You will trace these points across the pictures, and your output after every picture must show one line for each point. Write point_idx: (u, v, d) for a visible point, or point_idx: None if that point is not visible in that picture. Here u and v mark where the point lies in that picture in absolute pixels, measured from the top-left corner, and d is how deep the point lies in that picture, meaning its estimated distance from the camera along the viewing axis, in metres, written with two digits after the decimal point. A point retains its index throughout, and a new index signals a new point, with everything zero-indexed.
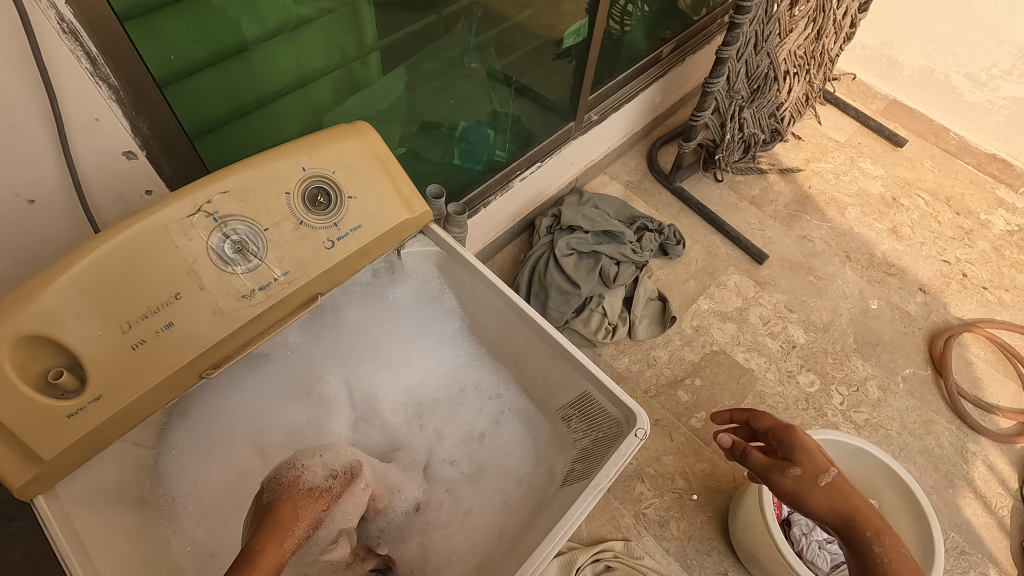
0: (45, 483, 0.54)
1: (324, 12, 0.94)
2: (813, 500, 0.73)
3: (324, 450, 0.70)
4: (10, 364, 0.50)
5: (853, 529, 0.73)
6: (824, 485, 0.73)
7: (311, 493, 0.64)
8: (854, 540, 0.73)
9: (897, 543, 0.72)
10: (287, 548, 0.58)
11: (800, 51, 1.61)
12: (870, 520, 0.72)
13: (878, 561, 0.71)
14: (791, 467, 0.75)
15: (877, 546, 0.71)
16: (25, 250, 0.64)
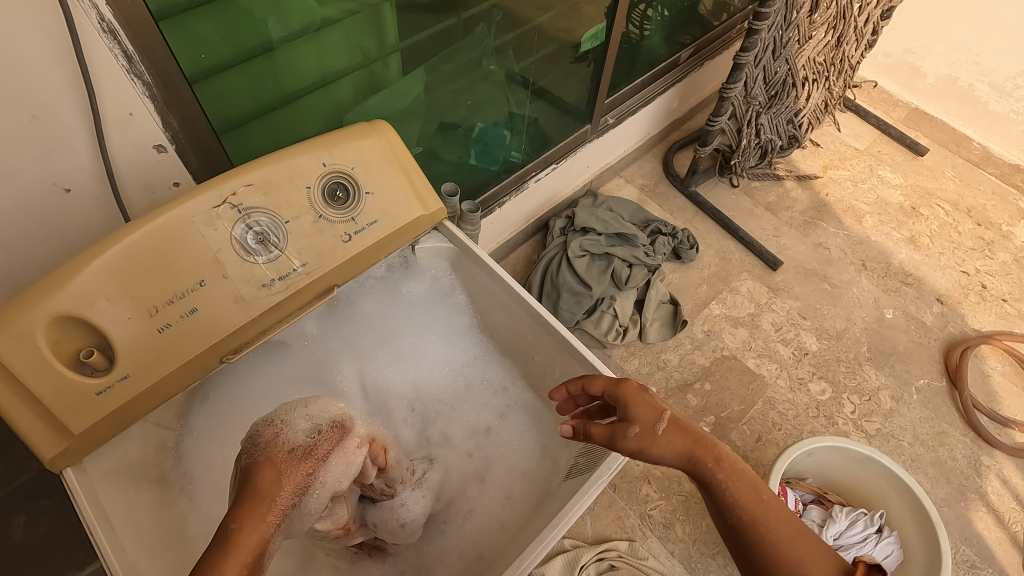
0: (74, 456, 0.57)
1: (348, 14, 0.97)
2: (661, 455, 0.59)
3: (309, 402, 0.65)
4: (45, 342, 0.53)
5: (711, 484, 0.59)
6: (665, 437, 0.59)
7: (294, 454, 0.59)
8: (715, 497, 0.59)
9: (750, 482, 0.59)
10: (270, 524, 0.51)
11: (819, 58, 1.60)
12: (728, 462, 0.59)
13: (747, 518, 0.58)
14: (629, 425, 0.60)
15: (741, 497, 0.58)
16: (62, 237, 0.67)
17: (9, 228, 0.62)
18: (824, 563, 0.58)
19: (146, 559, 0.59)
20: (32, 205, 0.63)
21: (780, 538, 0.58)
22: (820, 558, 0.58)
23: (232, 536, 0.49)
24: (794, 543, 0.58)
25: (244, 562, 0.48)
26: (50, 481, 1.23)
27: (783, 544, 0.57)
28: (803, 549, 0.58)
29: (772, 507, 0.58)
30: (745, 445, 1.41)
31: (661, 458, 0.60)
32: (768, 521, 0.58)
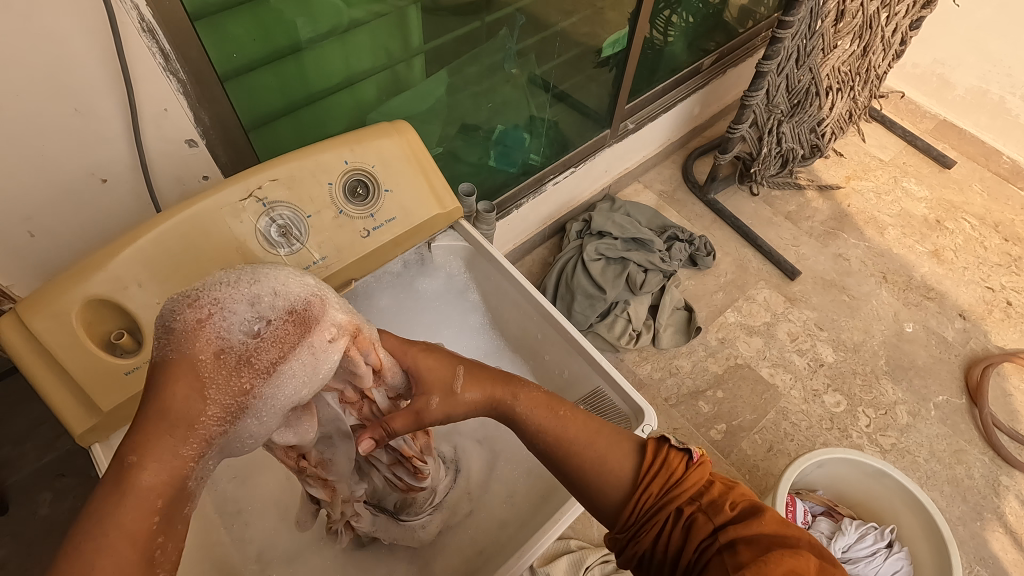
0: (101, 433, 0.60)
1: (374, 16, 1.00)
2: (466, 405, 0.59)
3: (258, 278, 0.48)
4: (79, 323, 0.56)
5: (514, 419, 0.60)
6: (464, 391, 0.59)
7: (224, 361, 0.44)
8: (522, 434, 0.60)
9: (547, 401, 0.60)
10: (189, 455, 0.42)
11: (844, 67, 1.59)
12: (522, 394, 0.60)
13: (549, 442, 0.58)
14: (427, 396, 0.59)
15: (538, 421, 0.59)
16: (97, 225, 0.71)
17: (50, 214, 0.66)
18: (627, 451, 0.58)
19: None
20: (71, 193, 0.66)
21: (581, 442, 0.58)
22: (620, 450, 0.58)
23: (129, 476, 0.40)
24: (595, 444, 0.58)
25: (153, 505, 0.40)
26: (76, 461, 1.28)
27: (584, 448, 0.58)
28: (604, 447, 0.58)
29: (566, 416, 0.59)
30: (755, 454, 1.40)
31: (466, 411, 0.60)
32: (566, 436, 0.58)
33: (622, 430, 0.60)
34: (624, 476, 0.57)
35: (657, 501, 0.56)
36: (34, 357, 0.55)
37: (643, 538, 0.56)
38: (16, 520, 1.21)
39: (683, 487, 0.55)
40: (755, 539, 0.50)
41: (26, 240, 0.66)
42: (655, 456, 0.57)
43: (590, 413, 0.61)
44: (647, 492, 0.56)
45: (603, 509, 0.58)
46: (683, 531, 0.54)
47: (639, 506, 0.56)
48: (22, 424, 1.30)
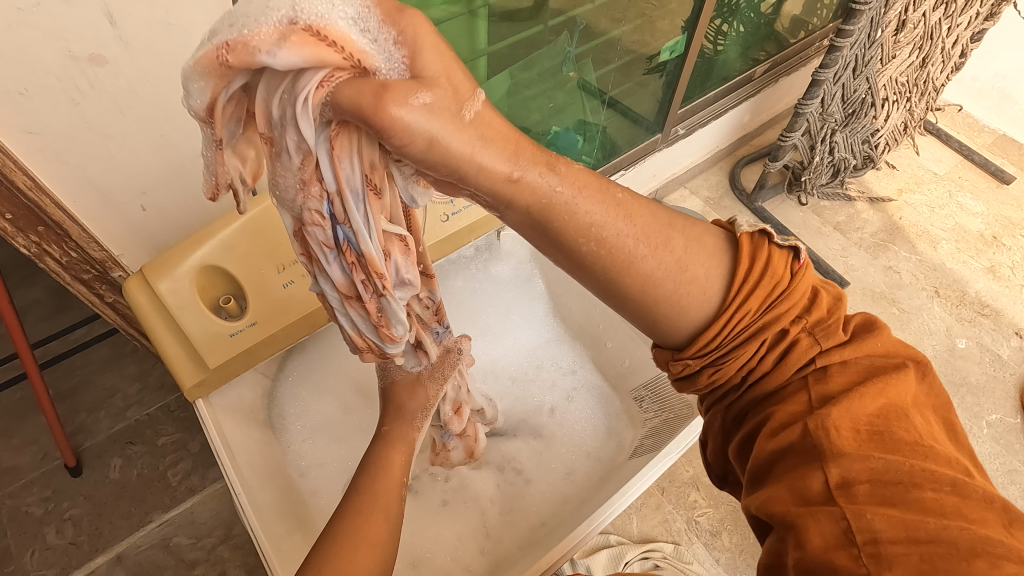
0: (205, 388, 0.66)
1: (445, 19, 1.06)
2: (457, 154, 0.40)
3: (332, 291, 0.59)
4: (194, 287, 0.61)
5: (546, 202, 0.42)
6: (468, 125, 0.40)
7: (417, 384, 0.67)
8: (565, 226, 0.43)
9: (597, 186, 0.44)
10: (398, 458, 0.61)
11: (902, 78, 1.57)
12: (560, 167, 0.43)
13: (597, 241, 0.44)
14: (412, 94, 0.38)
15: (598, 210, 0.43)
16: (198, 203, 0.76)
17: (162, 191, 0.72)
18: (721, 260, 0.49)
19: (260, 484, 0.67)
20: (180, 172, 0.72)
21: (651, 247, 0.46)
22: (708, 259, 0.48)
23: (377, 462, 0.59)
24: (675, 248, 0.47)
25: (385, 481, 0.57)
26: (143, 430, 1.37)
27: (665, 257, 0.46)
28: (694, 250, 0.47)
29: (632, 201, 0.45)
30: None
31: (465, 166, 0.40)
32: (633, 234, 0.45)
33: (708, 228, 0.49)
34: (711, 294, 0.48)
35: (752, 322, 0.49)
36: (156, 314, 0.60)
37: (728, 363, 0.51)
38: (89, 482, 1.29)
39: (789, 304, 0.50)
40: (852, 366, 0.50)
41: (139, 214, 0.72)
42: (756, 265, 0.49)
43: (660, 210, 0.47)
44: (748, 309, 0.49)
45: (673, 331, 0.50)
46: (779, 353, 0.50)
47: (730, 328, 0.49)
48: (97, 394, 1.41)
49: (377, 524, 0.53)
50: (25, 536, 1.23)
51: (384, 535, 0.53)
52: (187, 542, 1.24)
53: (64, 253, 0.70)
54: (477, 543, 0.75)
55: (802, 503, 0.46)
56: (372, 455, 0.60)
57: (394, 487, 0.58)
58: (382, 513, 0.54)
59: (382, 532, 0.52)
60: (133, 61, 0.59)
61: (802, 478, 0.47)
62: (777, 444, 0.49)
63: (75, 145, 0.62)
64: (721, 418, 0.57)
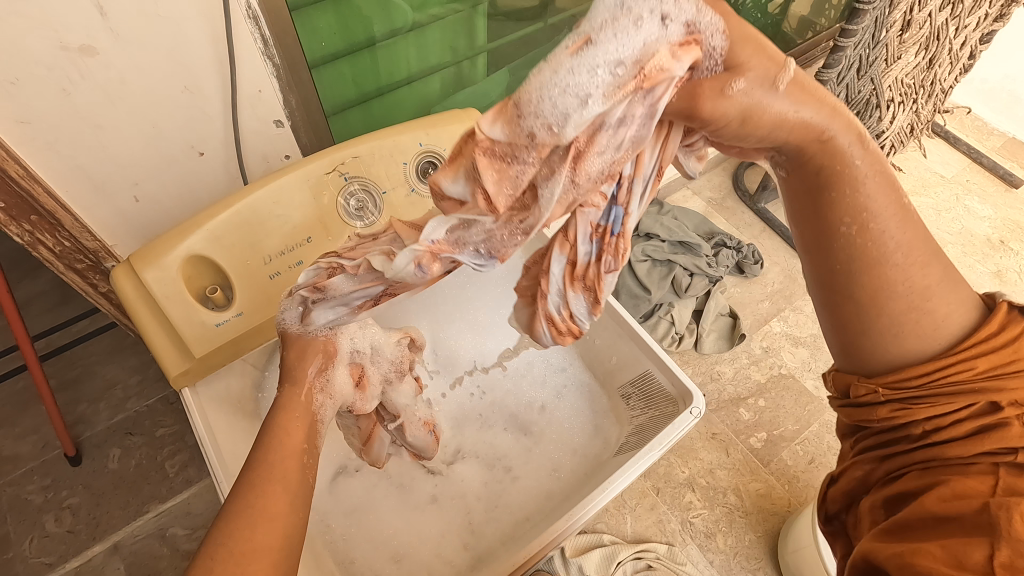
0: (191, 376, 0.66)
1: (436, 18, 1.03)
2: (774, 117, 0.41)
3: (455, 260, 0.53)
4: (181, 277, 0.62)
5: (829, 188, 0.45)
6: (787, 101, 0.41)
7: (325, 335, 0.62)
8: (836, 207, 0.46)
9: (890, 190, 0.46)
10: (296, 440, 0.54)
11: (907, 79, 1.55)
12: (867, 145, 0.45)
13: (858, 228, 0.46)
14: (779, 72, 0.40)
15: (878, 203, 0.46)
16: (191, 195, 0.77)
17: (155, 182, 0.73)
18: (966, 315, 0.51)
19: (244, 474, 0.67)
20: (173, 164, 0.72)
21: (907, 261, 0.47)
22: (959, 305, 0.50)
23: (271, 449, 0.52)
24: (931, 276, 0.48)
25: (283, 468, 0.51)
26: (143, 422, 1.38)
27: (913, 277, 0.48)
28: (945, 289, 0.49)
29: (914, 230, 0.48)
30: (797, 464, 1.37)
31: (770, 133, 0.43)
32: (899, 242, 0.47)
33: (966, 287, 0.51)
34: (942, 332, 0.50)
35: (973, 377, 0.50)
36: (142, 302, 0.61)
37: (924, 404, 0.51)
38: (88, 472, 1.31)
39: (1021, 387, 0.49)
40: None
41: (132, 204, 0.73)
42: (1001, 334, 0.50)
43: (935, 247, 0.49)
44: (973, 366, 0.50)
45: (889, 350, 0.51)
46: (981, 425, 0.50)
47: (944, 368, 0.50)
48: (98, 385, 1.43)
49: (274, 496, 0.48)
50: (24, 524, 1.25)
51: (288, 507, 0.49)
52: (183, 532, 1.25)
53: (57, 242, 0.72)
54: (460, 538, 0.75)
55: (958, 567, 0.47)
56: (269, 424, 0.55)
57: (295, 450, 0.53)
58: (278, 482, 0.49)
59: (281, 503, 0.48)
60: (124, 52, 0.60)
61: (964, 545, 0.48)
62: (941, 506, 0.50)
63: (68, 135, 0.63)
64: (875, 467, 0.58)
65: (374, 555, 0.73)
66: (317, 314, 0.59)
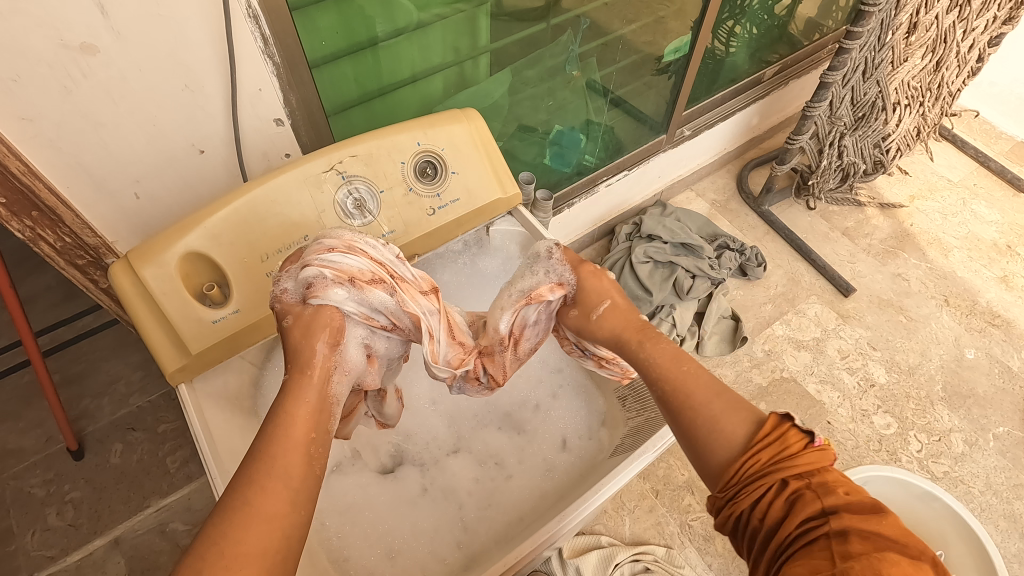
0: (188, 373, 0.66)
1: (440, 18, 1.03)
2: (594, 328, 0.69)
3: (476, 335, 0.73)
4: (179, 274, 0.62)
5: (637, 363, 0.65)
6: (602, 321, 0.69)
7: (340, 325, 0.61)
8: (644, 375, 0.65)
9: (674, 353, 0.63)
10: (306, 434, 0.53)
11: (914, 82, 1.54)
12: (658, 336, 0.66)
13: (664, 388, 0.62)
14: (600, 302, 0.69)
15: (660, 365, 0.63)
16: (192, 192, 0.77)
17: (155, 179, 0.73)
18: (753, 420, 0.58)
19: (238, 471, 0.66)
20: (174, 161, 0.73)
21: (695, 397, 0.59)
22: (739, 415, 0.57)
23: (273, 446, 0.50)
24: (713, 403, 0.58)
25: (286, 466, 0.50)
26: (145, 417, 1.39)
27: (699, 404, 0.59)
28: (723, 408, 0.58)
29: (692, 372, 0.61)
30: None
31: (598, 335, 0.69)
32: (677, 385, 0.61)
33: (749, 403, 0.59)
34: (737, 439, 0.56)
35: (764, 467, 0.54)
36: (141, 299, 0.61)
37: (742, 498, 0.54)
38: (90, 467, 1.32)
39: (795, 462, 0.53)
40: (872, 534, 0.47)
41: (132, 201, 0.73)
42: (774, 429, 0.55)
43: (722, 385, 0.60)
44: (759, 456, 0.54)
45: (706, 465, 0.57)
46: (785, 503, 0.52)
47: (744, 467, 0.54)
48: (101, 380, 1.44)
49: (273, 496, 0.48)
50: (27, 517, 1.26)
51: (288, 508, 0.48)
52: (184, 527, 1.25)
53: (58, 238, 0.72)
54: (453, 537, 0.75)
55: None
56: (275, 413, 0.53)
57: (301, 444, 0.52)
58: (277, 481, 0.48)
59: (280, 505, 0.48)
60: (124, 51, 0.61)
61: None
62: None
63: (69, 133, 0.63)
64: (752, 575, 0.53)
65: (367, 554, 0.73)
66: (336, 294, 0.61)
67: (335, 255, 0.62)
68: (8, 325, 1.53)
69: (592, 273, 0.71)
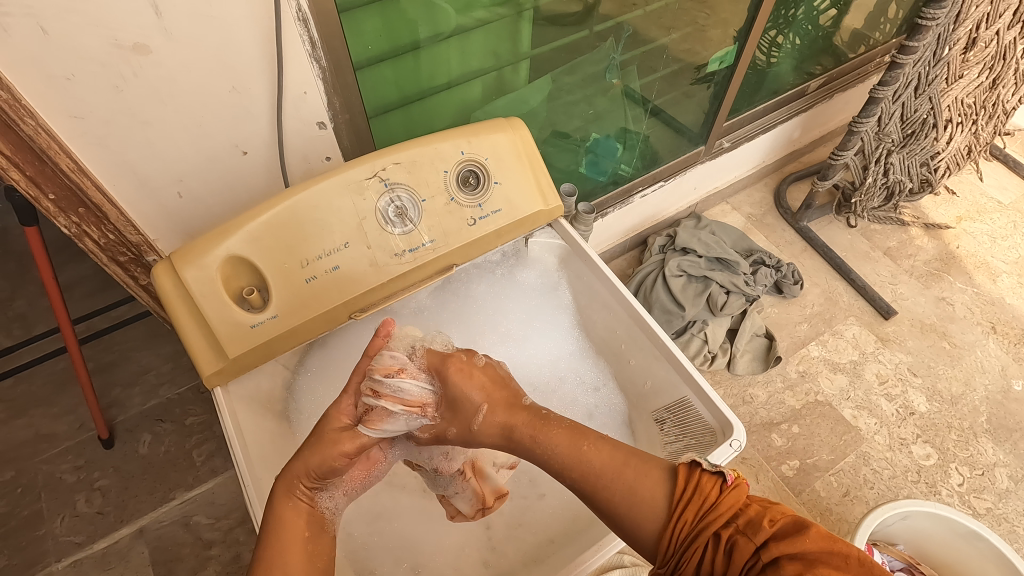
0: (224, 377, 0.66)
1: (482, 23, 1.02)
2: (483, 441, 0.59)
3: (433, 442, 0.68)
4: (219, 277, 0.62)
5: (534, 456, 0.57)
6: (481, 430, 0.58)
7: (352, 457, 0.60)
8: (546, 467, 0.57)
9: (570, 433, 0.56)
10: (303, 548, 0.54)
11: (968, 99, 1.48)
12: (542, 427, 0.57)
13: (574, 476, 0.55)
14: (476, 407, 0.58)
15: (561, 454, 0.55)
16: (232, 193, 0.77)
17: (197, 180, 0.73)
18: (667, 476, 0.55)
19: (270, 477, 0.66)
20: (216, 161, 0.73)
21: (609, 476, 0.54)
22: (652, 479, 0.54)
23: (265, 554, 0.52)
24: (624, 476, 0.54)
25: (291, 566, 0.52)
26: (173, 409, 1.41)
27: (612, 480, 0.54)
28: (633, 476, 0.54)
29: (594, 450, 0.55)
30: (830, 497, 1.31)
31: (483, 439, 0.59)
32: (580, 471, 0.55)
33: (656, 460, 0.56)
34: (658, 506, 0.53)
35: (693, 527, 0.51)
36: (179, 302, 0.61)
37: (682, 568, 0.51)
38: (119, 455, 1.34)
39: (717, 511, 0.51)
40: (802, 554, 0.45)
41: (175, 200, 0.73)
42: (687, 482, 0.53)
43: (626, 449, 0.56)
44: (681, 521, 0.51)
45: (642, 544, 0.54)
46: (725, 557, 0.49)
47: (676, 535, 0.51)
48: (132, 369, 1.46)
49: None
50: (56, 502, 1.28)
51: None
52: (207, 521, 1.26)
53: (102, 235, 0.73)
54: (480, 554, 0.74)
55: None
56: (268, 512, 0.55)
57: (301, 541, 0.54)
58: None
59: None
60: (175, 51, 0.61)
61: None
62: None
63: (117, 131, 0.63)
64: None
65: (390, 567, 0.72)
66: (386, 424, 0.60)
67: (400, 378, 0.61)
68: (46, 311, 1.57)
69: (459, 364, 0.61)
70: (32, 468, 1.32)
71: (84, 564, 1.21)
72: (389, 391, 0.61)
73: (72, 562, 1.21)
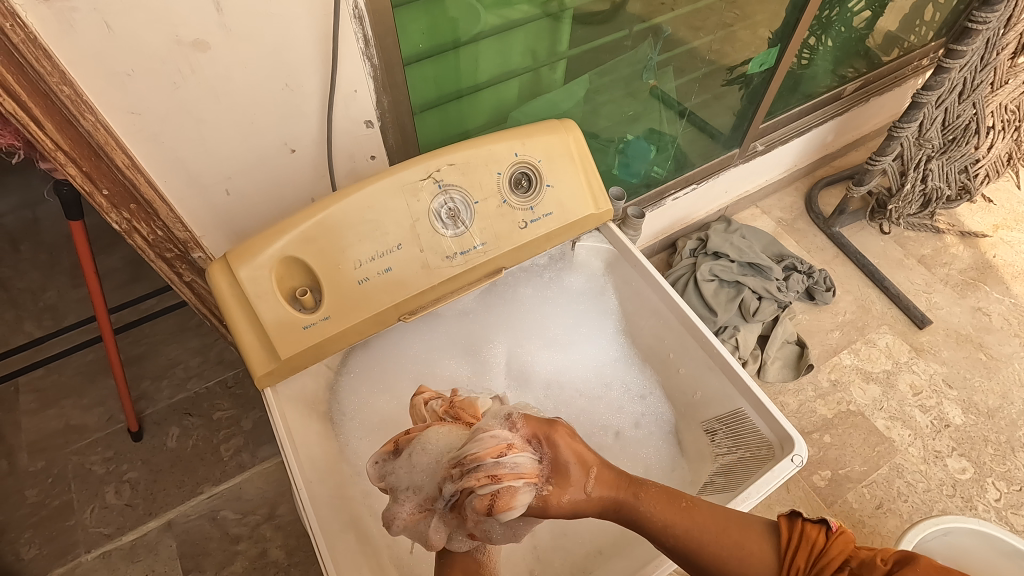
0: (274, 378, 0.65)
1: (522, 21, 1.00)
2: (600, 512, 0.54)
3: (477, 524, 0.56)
4: (272, 277, 0.61)
5: (639, 523, 0.55)
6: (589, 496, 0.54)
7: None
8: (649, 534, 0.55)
9: (667, 495, 0.56)
10: None
11: (1012, 105, 1.45)
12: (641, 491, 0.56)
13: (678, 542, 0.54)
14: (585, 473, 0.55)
15: (665, 518, 0.54)
16: (279, 192, 0.77)
17: (246, 177, 0.72)
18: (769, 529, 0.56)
19: (318, 479, 0.65)
20: (266, 159, 0.72)
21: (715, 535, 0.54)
22: (756, 533, 0.55)
23: None
24: (730, 531, 0.54)
25: None
26: (201, 403, 1.41)
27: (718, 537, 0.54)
28: (737, 532, 0.54)
29: (696, 510, 0.55)
30: (863, 509, 1.28)
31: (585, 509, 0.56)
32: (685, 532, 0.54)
33: (752, 515, 0.57)
34: (769, 559, 0.53)
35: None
36: (234, 302, 0.61)
37: None
38: (147, 448, 1.35)
39: (830, 556, 0.52)
40: None
41: (224, 198, 0.73)
42: (792, 532, 0.54)
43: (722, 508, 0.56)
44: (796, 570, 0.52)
45: None
46: None
47: None
48: (162, 362, 1.47)
49: None
50: (86, 493, 1.29)
51: None
52: (234, 517, 1.26)
53: (152, 231, 0.72)
54: (527, 562, 0.73)
55: None
56: None
57: None
58: None
59: None
60: (233, 48, 0.60)
61: None
62: None
63: (171, 128, 0.63)
64: None
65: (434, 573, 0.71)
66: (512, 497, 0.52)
67: (515, 454, 0.54)
68: (77, 303, 1.58)
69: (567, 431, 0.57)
70: (63, 458, 1.33)
71: (113, 556, 1.21)
72: (506, 470, 0.53)
73: (100, 553, 1.21)
